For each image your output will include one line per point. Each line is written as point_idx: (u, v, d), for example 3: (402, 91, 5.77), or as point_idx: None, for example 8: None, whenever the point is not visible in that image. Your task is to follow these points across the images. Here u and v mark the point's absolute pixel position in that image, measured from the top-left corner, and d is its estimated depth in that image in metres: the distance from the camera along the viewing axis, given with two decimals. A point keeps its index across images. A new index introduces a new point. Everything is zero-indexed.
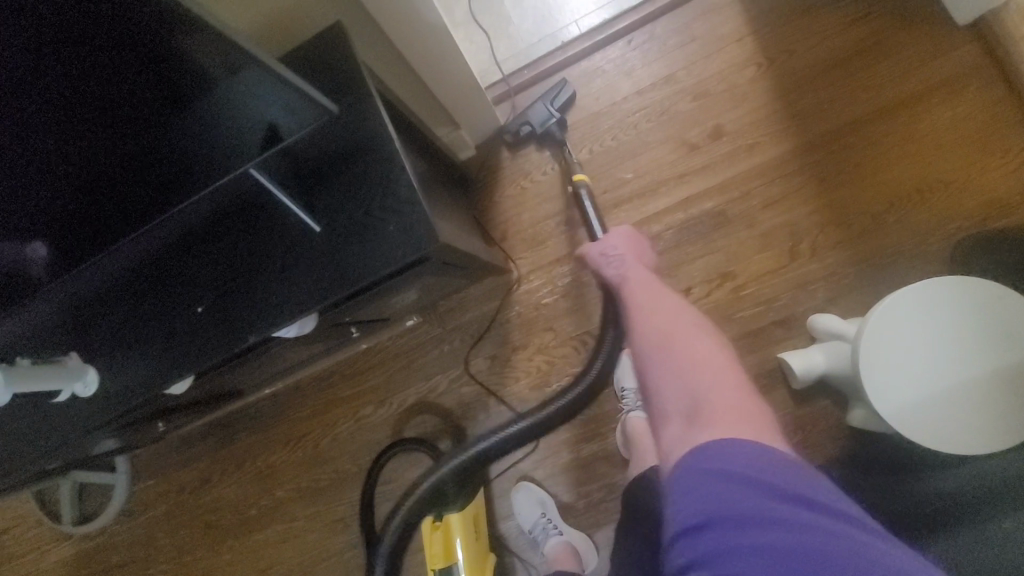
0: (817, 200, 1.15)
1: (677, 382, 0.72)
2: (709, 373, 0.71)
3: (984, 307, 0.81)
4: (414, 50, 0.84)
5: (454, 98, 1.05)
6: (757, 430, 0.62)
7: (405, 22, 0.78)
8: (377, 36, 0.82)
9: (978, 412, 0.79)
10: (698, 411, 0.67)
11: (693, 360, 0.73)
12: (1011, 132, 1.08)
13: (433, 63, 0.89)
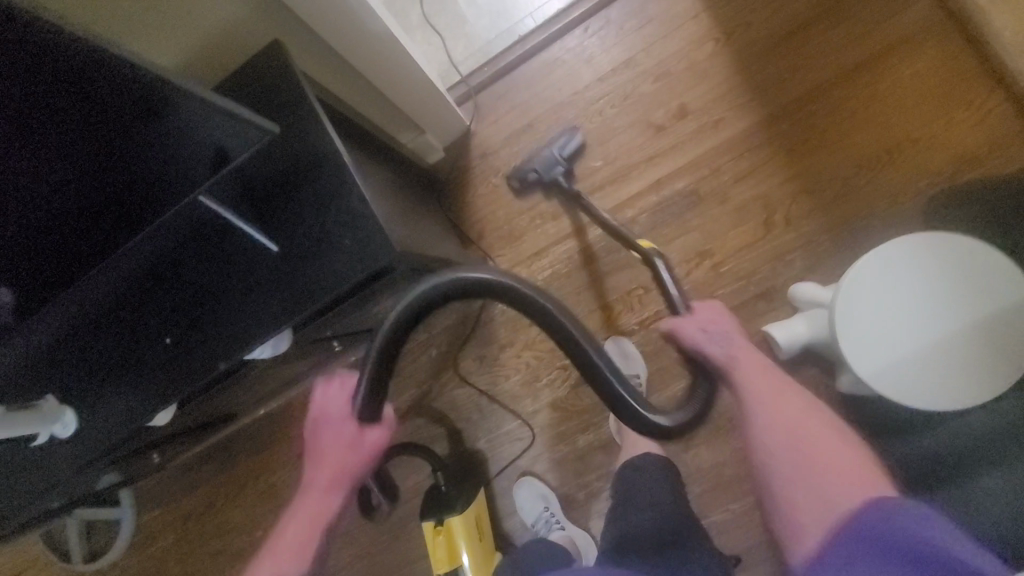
0: (787, 169, 1.15)
1: (831, 454, 0.73)
2: (843, 460, 0.72)
3: (956, 262, 0.81)
4: (363, 60, 0.84)
5: (413, 103, 1.04)
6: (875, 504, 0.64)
7: (349, 32, 0.77)
8: (323, 51, 0.81)
9: (963, 370, 0.79)
10: (814, 482, 0.71)
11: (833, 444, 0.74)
12: (973, 83, 1.08)
13: (384, 70, 0.88)
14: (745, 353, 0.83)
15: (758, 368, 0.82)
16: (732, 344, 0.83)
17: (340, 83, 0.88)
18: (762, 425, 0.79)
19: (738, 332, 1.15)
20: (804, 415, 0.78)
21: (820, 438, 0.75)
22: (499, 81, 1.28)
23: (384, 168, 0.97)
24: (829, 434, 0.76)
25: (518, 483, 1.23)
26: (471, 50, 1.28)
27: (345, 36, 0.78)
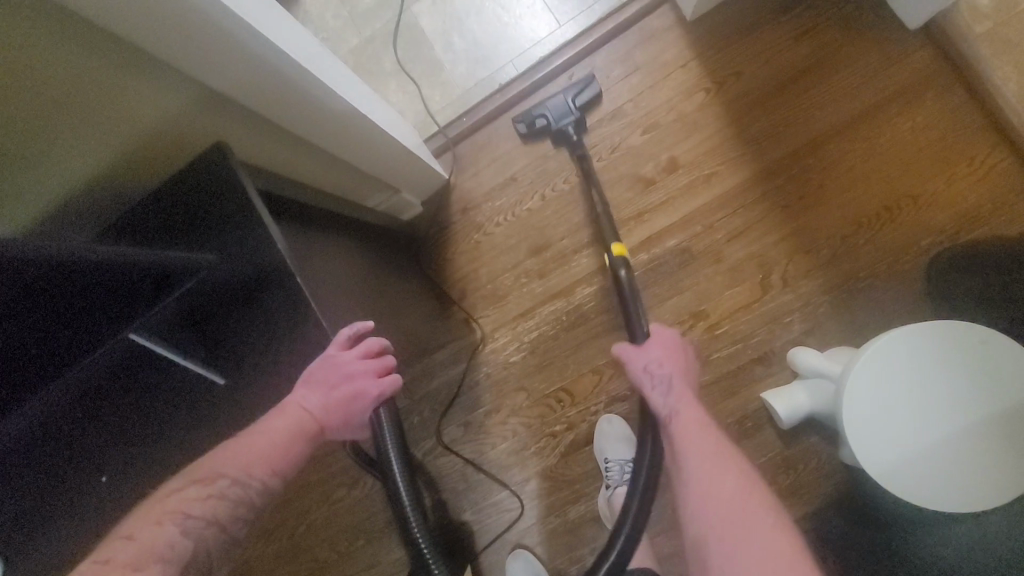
0: (784, 226, 1.09)
1: (757, 546, 0.63)
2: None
3: (966, 352, 0.76)
4: (328, 140, 0.77)
5: (386, 168, 0.97)
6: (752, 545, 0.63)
7: (305, 111, 0.69)
8: (275, 133, 0.73)
9: (988, 469, 0.73)
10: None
11: (768, 552, 0.62)
12: (973, 138, 1.04)
13: (349, 146, 0.82)
14: (688, 404, 0.77)
15: (703, 428, 0.75)
16: (675, 390, 0.79)
17: (298, 159, 0.80)
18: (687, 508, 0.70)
19: (736, 400, 1.09)
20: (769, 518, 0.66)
21: (753, 539, 0.63)
22: (479, 131, 1.21)
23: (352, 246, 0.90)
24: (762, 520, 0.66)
25: (511, 555, 1.13)
26: (448, 99, 1.21)
27: (300, 118, 0.70)
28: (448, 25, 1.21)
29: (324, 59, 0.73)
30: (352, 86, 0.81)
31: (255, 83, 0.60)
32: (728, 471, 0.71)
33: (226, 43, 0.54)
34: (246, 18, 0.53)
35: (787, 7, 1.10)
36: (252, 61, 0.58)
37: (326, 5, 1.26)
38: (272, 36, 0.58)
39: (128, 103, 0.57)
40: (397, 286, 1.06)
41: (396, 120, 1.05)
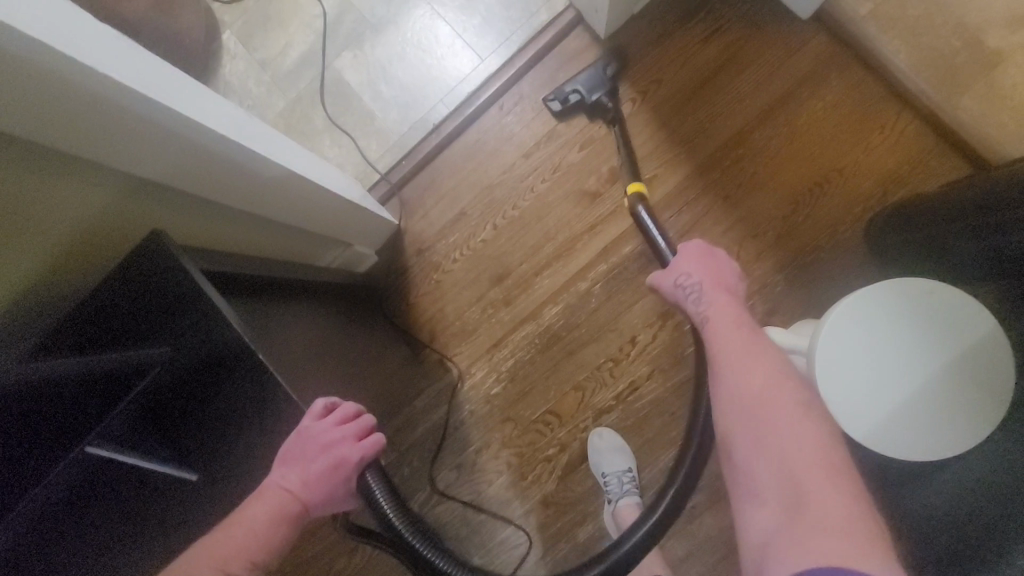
0: (729, 216, 1.14)
1: (796, 441, 0.58)
2: (820, 457, 0.57)
3: (919, 305, 0.80)
4: (270, 203, 0.76)
5: (336, 223, 0.96)
6: (811, 475, 0.55)
7: (241, 179, 0.68)
8: (210, 207, 0.71)
9: (957, 410, 0.77)
10: (801, 502, 0.54)
11: (803, 442, 0.58)
12: (882, 107, 1.12)
13: (293, 207, 0.81)
14: (720, 304, 0.72)
15: (736, 320, 0.70)
16: (709, 294, 0.74)
17: (240, 230, 0.77)
18: (716, 397, 0.66)
19: None
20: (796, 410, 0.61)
21: (783, 442, 0.58)
22: (421, 172, 1.22)
23: (315, 305, 0.89)
24: (796, 413, 0.61)
25: None
26: (386, 146, 1.22)
27: (235, 187, 0.68)
28: (374, 76, 1.23)
29: (250, 124, 0.72)
30: (283, 147, 0.80)
31: (183, 161, 0.59)
32: (755, 364, 0.64)
33: (146, 125, 0.52)
34: (160, 98, 0.52)
35: (691, 11, 1.16)
36: (176, 142, 0.56)
37: (246, 73, 1.26)
38: (191, 109, 0.57)
39: (53, 205, 0.54)
40: (367, 338, 1.05)
41: (335, 173, 1.04)
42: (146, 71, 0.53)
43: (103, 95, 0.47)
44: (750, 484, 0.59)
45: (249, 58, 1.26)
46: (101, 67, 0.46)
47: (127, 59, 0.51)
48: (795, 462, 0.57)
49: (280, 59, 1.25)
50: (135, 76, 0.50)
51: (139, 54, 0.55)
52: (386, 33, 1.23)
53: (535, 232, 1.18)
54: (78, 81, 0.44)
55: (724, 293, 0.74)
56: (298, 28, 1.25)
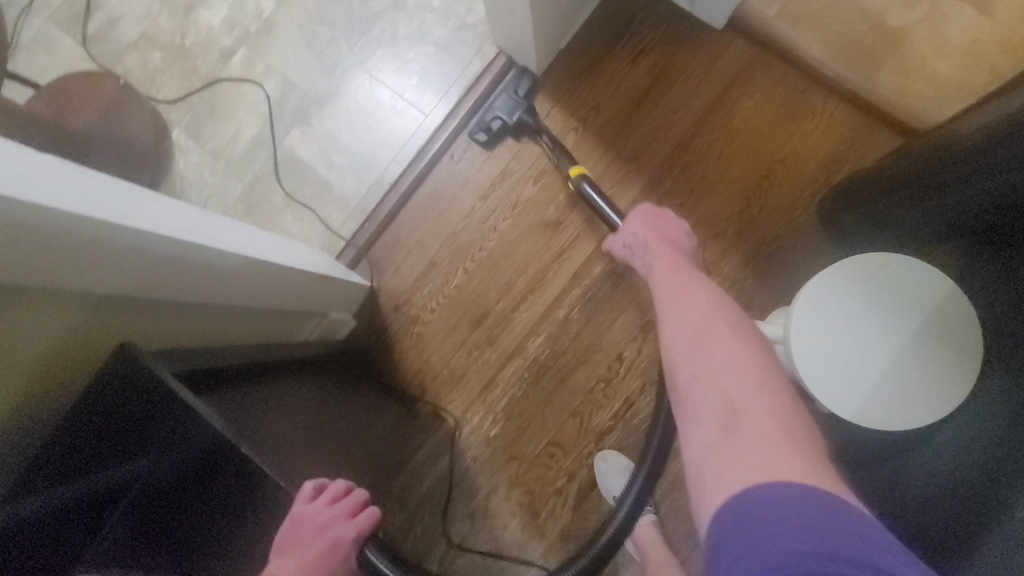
0: (688, 222, 1.17)
1: (725, 359, 0.64)
2: (746, 371, 0.62)
3: (877, 278, 0.83)
4: (236, 291, 0.77)
5: (310, 296, 0.98)
6: (756, 383, 0.61)
7: (206, 274, 0.69)
8: (179, 308, 0.72)
9: (935, 373, 0.79)
10: (736, 413, 0.59)
11: (732, 359, 0.64)
12: (809, 96, 1.17)
13: (260, 289, 0.82)
14: (660, 254, 0.85)
15: (673, 271, 0.80)
16: (652, 245, 0.87)
17: (211, 322, 0.78)
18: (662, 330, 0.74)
19: None
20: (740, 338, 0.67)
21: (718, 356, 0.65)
22: (385, 231, 1.24)
23: (301, 380, 0.90)
24: (742, 339, 0.66)
25: None
26: (347, 211, 1.24)
27: (201, 282, 0.69)
28: (325, 147, 1.26)
29: (204, 219, 0.74)
30: (240, 232, 0.81)
31: (146, 270, 0.60)
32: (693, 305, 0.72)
33: (103, 244, 0.53)
34: (112, 217, 0.54)
35: (614, 38, 1.22)
36: (132, 254, 0.58)
37: (200, 164, 1.28)
38: (144, 219, 0.59)
39: (11, 336, 0.54)
40: (364, 403, 1.05)
41: (301, 247, 1.06)
42: (92, 191, 0.55)
43: (53, 223, 0.48)
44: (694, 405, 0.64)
45: (201, 150, 1.29)
46: (45, 201, 0.47)
47: (73, 185, 0.53)
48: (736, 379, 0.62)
49: (231, 146, 1.28)
50: (83, 199, 0.52)
51: (84, 176, 0.57)
52: (330, 105, 1.27)
53: (507, 269, 1.20)
54: (26, 217, 0.46)
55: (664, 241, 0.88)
56: (244, 114, 1.29)
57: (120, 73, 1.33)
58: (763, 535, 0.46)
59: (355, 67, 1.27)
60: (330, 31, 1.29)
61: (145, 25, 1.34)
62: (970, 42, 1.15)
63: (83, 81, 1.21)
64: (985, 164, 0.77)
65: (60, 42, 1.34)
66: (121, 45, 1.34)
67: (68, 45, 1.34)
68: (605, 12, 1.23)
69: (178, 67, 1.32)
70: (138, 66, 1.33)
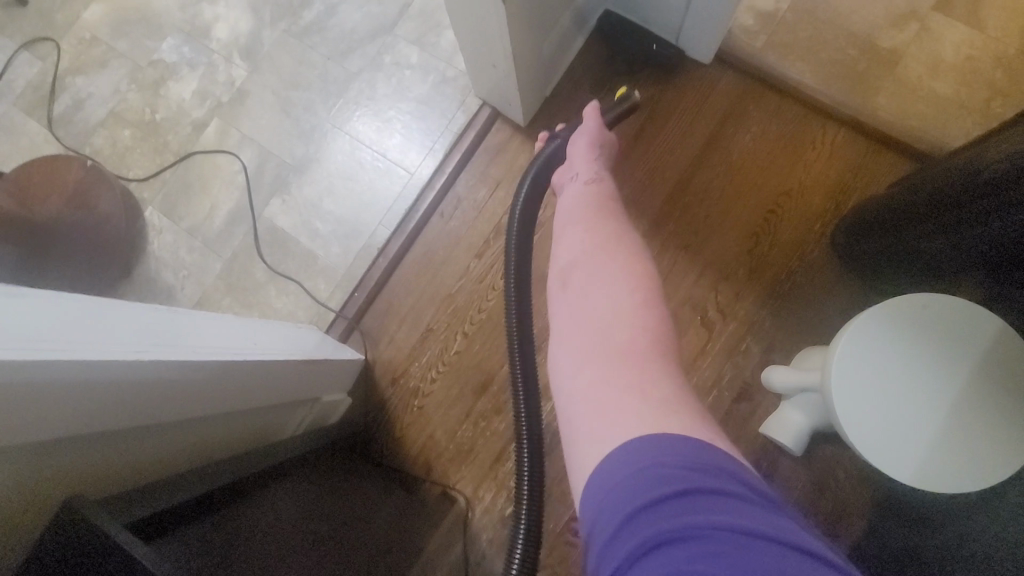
0: (697, 265, 1.11)
1: (611, 268, 0.65)
2: (618, 310, 0.58)
3: (919, 322, 0.75)
4: (211, 399, 0.68)
5: (299, 383, 0.89)
6: (643, 334, 0.56)
7: (172, 388, 0.60)
8: (151, 430, 0.63)
9: (993, 424, 0.71)
10: (612, 343, 0.55)
11: (612, 300, 0.60)
12: (806, 125, 1.13)
13: (240, 391, 0.73)
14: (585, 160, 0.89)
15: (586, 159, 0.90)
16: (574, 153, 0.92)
17: (183, 438, 0.68)
18: (563, 243, 0.74)
19: (739, 446, 1.05)
20: (617, 266, 0.66)
21: (599, 288, 0.63)
22: (377, 299, 1.16)
23: (292, 487, 0.81)
24: (622, 272, 0.65)
25: None
26: (335, 281, 1.17)
27: (165, 397, 0.60)
28: (307, 215, 1.20)
29: (169, 322, 0.65)
30: (213, 328, 0.73)
31: (94, 404, 0.51)
32: (587, 233, 0.73)
33: (49, 386, 0.46)
34: (58, 353, 0.46)
35: (600, 80, 1.18)
36: (86, 388, 0.49)
37: (176, 242, 1.21)
38: (95, 344, 0.50)
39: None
40: (368, 494, 0.96)
41: (287, 328, 0.98)
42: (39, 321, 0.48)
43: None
44: (564, 334, 0.61)
45: (176, 228, 1.22)
46: None
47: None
48: (616, 307, 0.59)
49: (208, 222, 1.22)
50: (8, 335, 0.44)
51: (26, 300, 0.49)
52: (310, 171, 1.21)
53: None
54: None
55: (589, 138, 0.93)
56: (221, 187, 1.23)
57: (88, 154, 1.27)
58: (606, 488, 0.41)
59: (334, 130, 1.22)
60: (306, 95, 1.25)
61: (114, 103, 1.29)
62: (965, 59, 1.12)
63: (46, 166, 1.13)
64: (1012, 198, 0.71)
65: (24, 127, 1.28)
66: (88, 125, 1.28)
67: (33, 129, 1.28)
68: (589, 55, 1.19)
69: (149, 143, 1.27)
70: (108, 145, 1.27)
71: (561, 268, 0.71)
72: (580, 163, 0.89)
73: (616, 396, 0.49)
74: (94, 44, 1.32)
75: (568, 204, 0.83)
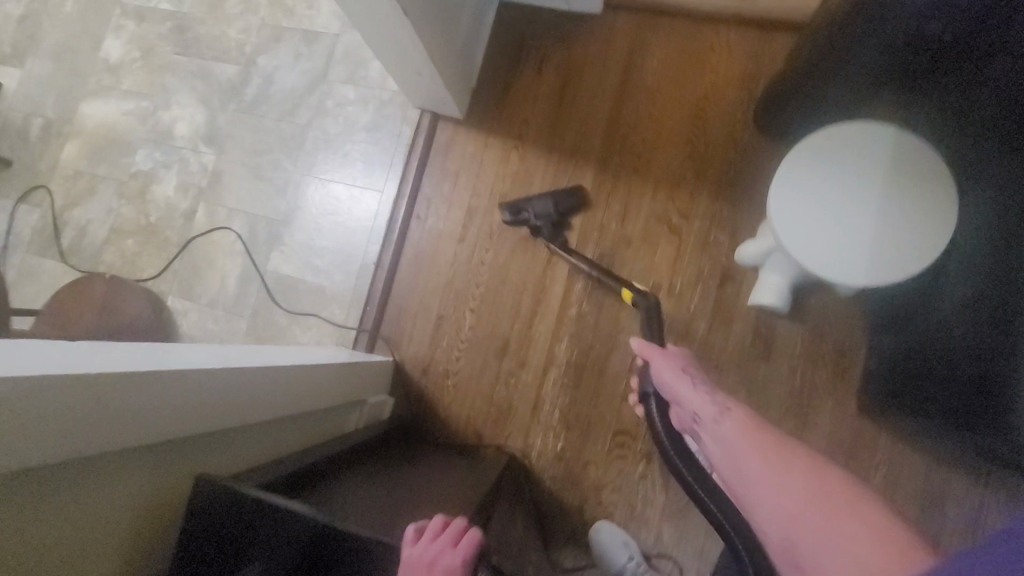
0: (649, 184, 1.23)
1: (791, 481, 0.68)
2: (779, 470, 0.70)
3: (832, 152, 0.88)
4: (274, 401, 0.82)
5: (343, 386, 1.03)
6: (808, 490, 0.67)
7: (242, 393, 0.74)
8: (234, 436, 0.77)
9: (915, 211, 0.84)
10: (795, 538, 0.64)
11: (773, 483, 0.69)
12: (702, 34, 1.26)
13: (295, 393, 0.86)
14: (695, 396, 0.79)
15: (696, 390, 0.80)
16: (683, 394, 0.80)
17: (253, 444, 0.81)
18: (706, 439, 0.77)
19: (737, 323, 1.16)
20: (733, 438, 0.75)
21: (781, 484, 0.68)
22: (387, 306, 1.29)
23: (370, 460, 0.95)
24: (777, 457, 0.72)
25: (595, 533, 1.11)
26: (347, 304, 1.30)
27: (240, 402, 0.74)
28: (304, 257, 1.33)
29: (210, 351, 0.79)
30: (249, 352, 0.86)
31: (188, 407, 0.65)
32: (716, 415, 0.78)
33: (153, 392, 0.60)
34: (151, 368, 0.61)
35: (515, 58, 1.32)
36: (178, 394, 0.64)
37: (201, 319, 1.35)
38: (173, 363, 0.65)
39: (81, 504, 0.58)
40: (432, 463, 1.08)
41: (316, 351, 1.12)
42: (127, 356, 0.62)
43: (92, 384, 0.54)
44: (759, 514, 0.68)
45: (197, 306, 1.36)
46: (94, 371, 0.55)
47: (95, 357, 0.59)
48: (793, 489, 0.68)
49: (223, 293, 1.36)
50: (110, 363, 0.58)
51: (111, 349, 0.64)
52: (295, 219, 1.35)
53: (508, 293, 1.25)
54: (66, 382, 0.51)
55: (671, 360, 0.84)
56: (224, 259, 1.37)
57: (103, 270, 1.42)
58: None
59: (304, 178, 1.37)
60: (271, 157, 1.39)
61: (111, 220, 1.44)
62: None
63: (73, 289, 1.28)
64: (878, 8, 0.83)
65: (42, 266, 1.43)
66: (95, 247, 1.43)
67: (51, 266, 1.43)
68: (499, 41, 1.33)
69: (152, 244, 1.41)
70: (117, 258, 1.42)
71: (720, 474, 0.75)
72: (666, 370, 0.81)
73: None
74: (79, 177, 1.48)
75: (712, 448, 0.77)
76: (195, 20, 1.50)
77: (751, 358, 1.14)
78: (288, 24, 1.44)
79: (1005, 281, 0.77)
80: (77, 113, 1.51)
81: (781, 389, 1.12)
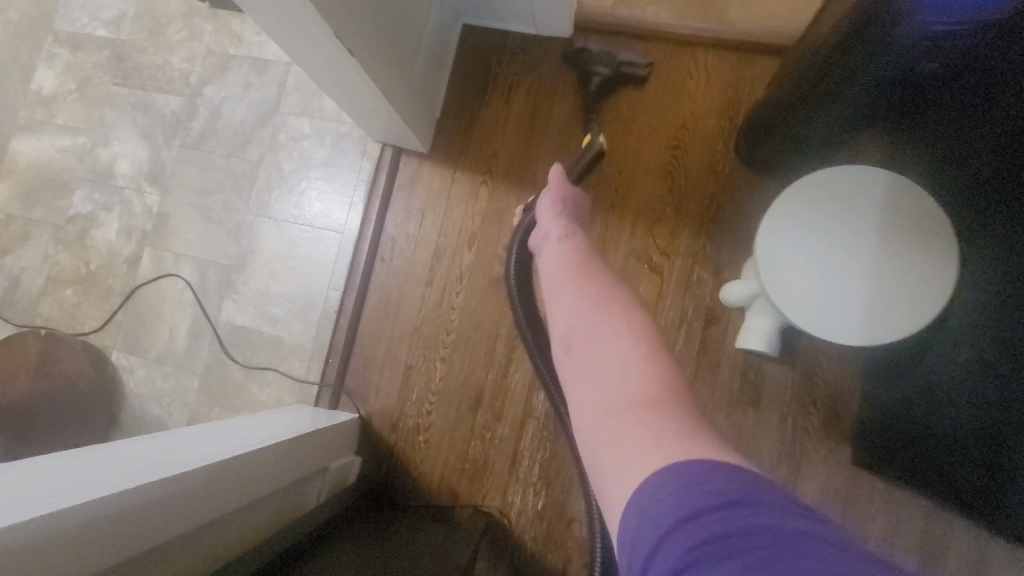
0: (626, 219, 1.16)
1: (603, 354, 0.67)
2: (625, 359, 0.65)
3: (820, 202, 0.81)
4: (234, 497, 0.74)
5: (308, 453, 0.94)
6: (631, 357, 0.65)
7: (196, 494, 0.66)
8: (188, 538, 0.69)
9: (910, 264, 0.78)
10: (623, 392, 0.61)
11: (606, 357, 0.67)
12: (678, 59, 1.20)
13: (255, 482, 0.78)
14: (555, 251, 0.92)
15: (554, 253, 0.92)
16: (554, 226, 0.96)
17: (202, 546, 0.72)
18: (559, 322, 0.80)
19: (724, 367, 1.09)
20: (585, 309, 0.76)
21: (605, 349, 0.68)
22: (351, 357, 1.20)
23: (341, 551, 0.86)
24: (611, 331, 0.70)
25: None
26: (308, 355, 1.20)
27: (200, 500, 0.67)
28: (261, 305, 1.23)
29: (141, 454, 0.70)
30: (186, 443, 0.77)
31: (139, 523, 0.58)
32: (563, 309, 0.80)
33: (95, 523, 0.53)
34: (87, 497, 0.53)
35: (481, 86, 1.24)
36: (127, 516, 0.56)
37: (149, 374, 1.24)
38: (109, 483, 0.57)
39: None
40: (409, 532, 1.00)
41: (275, 414, 1.03)
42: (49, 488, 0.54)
43: (11, 534, 0.46)
44: (589, 381, 0.67)
45: (145, 362, 1.25)
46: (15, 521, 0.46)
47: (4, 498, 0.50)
48: (626, 354, 0.65)
49: (173, 345, 1.25)
50: (29, 504, 0.50)
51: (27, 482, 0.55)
52: (249, 264, 1.25)
53: (481, 339, 1.17)
54: None
55: (557, 196, 1.00)
56: (174, 309, 1.26)
57: (40, 324, 1.30)
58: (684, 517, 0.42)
59: (257, 219, 1.27)
60: (222, 197, 1.29)
61: (48, 269, 1.32)
62: None
63: (2, 351, 1.16)
64: (872, 44, 0.75)
65: None
66: (31, 297, 1.31)
67: None
68: (463, 68, 1.25)
69: (93, 294, 1.30)
70: (55, 310, 1.30)
71: (564, 337, 0.77)
72: (547, 222, 0.96)
73: (636, 436, 0.54)
74: (10, 221, 1.35)
75: (550, 265, 0.91)
76: (135, 47, 1.38)
77: (740, 405, 1.07)
78: (236, 51, 1.34)
79: (1013, 350, 0.73)
80: (6, 150, 1.38)
81: (773, 438, 1.05)
